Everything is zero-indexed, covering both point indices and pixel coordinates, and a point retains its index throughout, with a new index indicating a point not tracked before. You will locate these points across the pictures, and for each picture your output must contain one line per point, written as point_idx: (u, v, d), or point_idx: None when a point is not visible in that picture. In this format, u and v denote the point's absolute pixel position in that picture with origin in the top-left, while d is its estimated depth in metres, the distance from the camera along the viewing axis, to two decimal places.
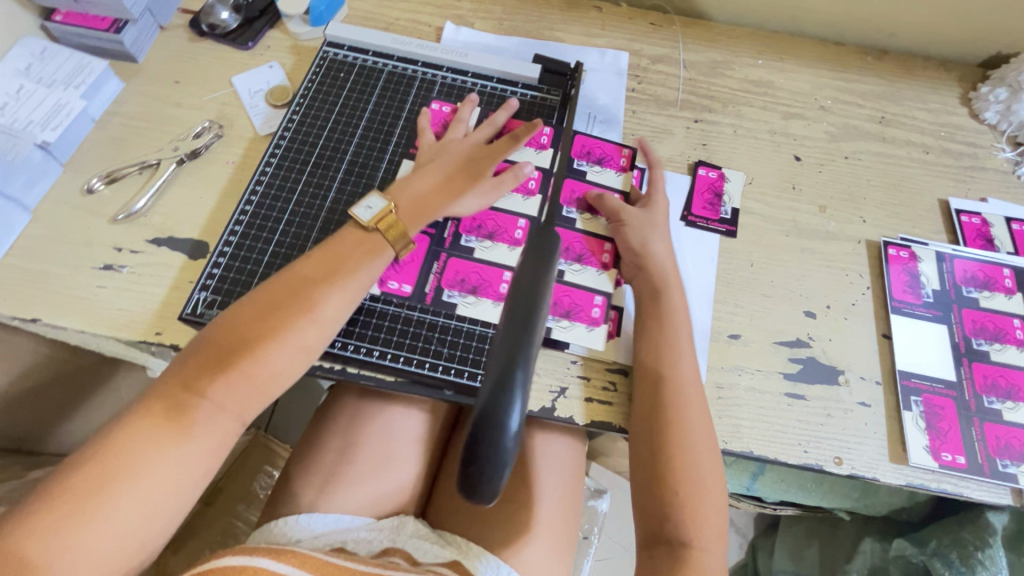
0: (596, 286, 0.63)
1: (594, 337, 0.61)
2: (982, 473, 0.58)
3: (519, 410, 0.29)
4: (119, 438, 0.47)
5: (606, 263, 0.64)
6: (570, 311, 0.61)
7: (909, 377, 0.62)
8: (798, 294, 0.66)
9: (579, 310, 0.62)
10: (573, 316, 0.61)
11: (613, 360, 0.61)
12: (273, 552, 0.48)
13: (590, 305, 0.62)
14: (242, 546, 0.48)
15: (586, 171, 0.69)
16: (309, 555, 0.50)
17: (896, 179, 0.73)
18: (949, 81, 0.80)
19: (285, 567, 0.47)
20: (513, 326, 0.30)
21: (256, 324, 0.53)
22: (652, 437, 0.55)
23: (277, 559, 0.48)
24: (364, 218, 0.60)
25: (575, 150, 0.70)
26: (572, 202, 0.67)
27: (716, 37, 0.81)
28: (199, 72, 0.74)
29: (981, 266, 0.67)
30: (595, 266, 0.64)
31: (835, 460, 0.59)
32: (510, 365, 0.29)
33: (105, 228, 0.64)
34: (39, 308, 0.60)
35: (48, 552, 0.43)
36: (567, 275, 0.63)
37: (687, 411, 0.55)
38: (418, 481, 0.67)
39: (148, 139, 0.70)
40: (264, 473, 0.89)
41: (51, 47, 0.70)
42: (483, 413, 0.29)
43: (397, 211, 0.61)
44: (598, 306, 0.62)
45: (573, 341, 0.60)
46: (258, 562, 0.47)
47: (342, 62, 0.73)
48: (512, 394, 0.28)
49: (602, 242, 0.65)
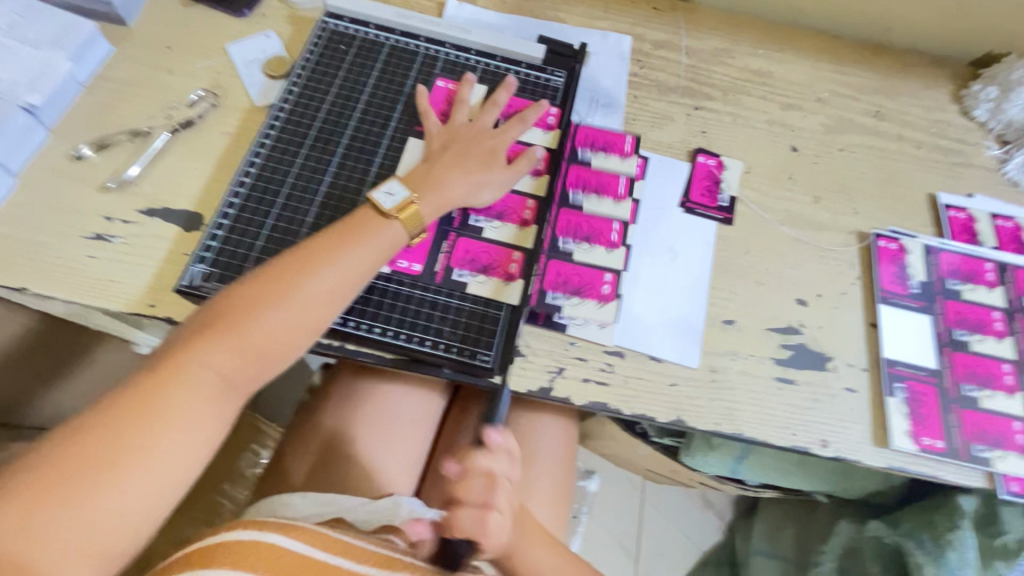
0: (606, 264, 0.64)
1: (605, 313, 0.62)
2: (959, 457, 0.60)
3: None
4: (121, 415, 0.46)
5: (614, 242, 0.65)
6: (579, 289, 0.63)
7: (894, 364, 0.64)
8: (790, 281, 0.67)
9: (588, 288, 0.63)
10: (581, 295, 0.63)
11: (614, 343, 0.62)
12: (284, 527, 0.48)
13: (599, 282, 0.63)
14: (252, 521, 0.48)
15: (591, 161, 0.69)
16: (319, 532, 0.49)
17: (888, 173, 0.75)
18: (942, 78, 0.81)
19: (299, 545, 0.47)
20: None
21: (265, 297, 0.53)
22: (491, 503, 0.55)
23: (287, 535, 0.47)
24: (385, 205, 0.59)
25: (577, 141, 0.70)
26: (579, 184, 0.68)
27: (717, 24, 0.81)
28: (193, 39, 0.72)
29: (965, 260, 0.69)
30: (603, 245, 0.65)
31: (821, 442, 0.61)
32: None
33: (95, 196, 0.63)
34: (27, 277, 0.58)
35: (50, 539, 0.42)
36: (576, 255, 0.64)
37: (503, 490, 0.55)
38: (411, 460, 0.68)
39: (140, 107, 0.68)
40: (250, 451, 0.87)
41: (36, 4, 0.68)
42: None
43: (419, 203, 0.60)
44: (608, 283, 0.63)
45: (584, 318, 0.62)
46: (270, 538, 0.46)
47: (343, 34, 0.72)
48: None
49: (610, 221, 0.66)
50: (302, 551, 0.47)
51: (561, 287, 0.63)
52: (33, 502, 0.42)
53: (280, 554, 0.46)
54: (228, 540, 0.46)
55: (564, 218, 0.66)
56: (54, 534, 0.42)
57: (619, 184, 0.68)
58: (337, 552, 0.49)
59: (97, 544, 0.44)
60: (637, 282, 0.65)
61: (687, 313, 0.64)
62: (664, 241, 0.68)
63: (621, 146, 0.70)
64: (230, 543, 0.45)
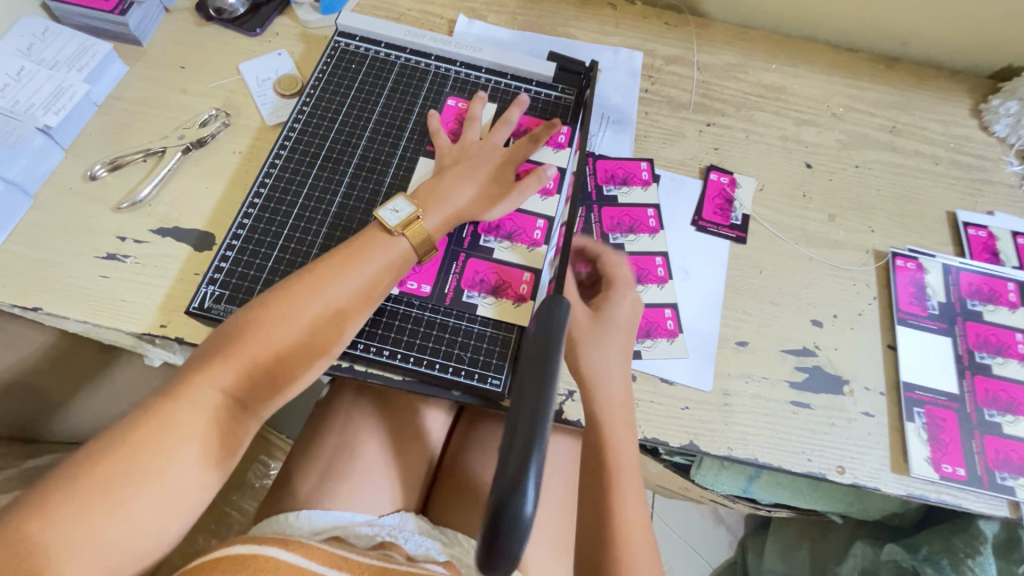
0: (664, 299, 0.64)
1: (678, 348, 0.62)
2: (981, 485, 0.59)
3: (532, 493, 0.29)
4: (134, 437, 0.46)
5: (663, 277, 0.65)
6: (648, 330, 0.63)
7: (913, 389, 0.62)
8: (805, 302, 0.66)
9: (655, 327, 0.63)
10: (652, 335, 0.62)
11: (683, 354, 0.62)
12: (282, 541, 0.48)
13: (662, 319, 0.63)
14: (251, 537, 0.48)
15: (616, 195, 0.69)
16: (317, 546, 0.49)
17: (905, 190, 0.73)
18: (960, 92, 0.80)
19: (297, 556, 0.46)
20: (531, 391, 0.32)
21: (274, 318, 0.52)
22: (592, 489, 0.54)
23: (285, 547, 0.47)
24: (390, 222, 0.59)
25: (599, 176, 0.69)
26: (617, 228, 0.67)
27: (729, 39, 0.80)
28: (205, 59, 0.73)
29: (985, 279, 0.67)
30: (655, 282, 0.65)
31: (838, 469, 0.59)
32: (528, 450, 0.29)
33: (109, 216, 0.63)
34: (41, 297, 0.59)
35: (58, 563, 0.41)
36: None
37: (631, 530, 0.53)
38: (417, 480, 0.67)
39: (153, 126, 0.68)
40: (259, 462, 0.88)
41: (53, 27, 0.68)
42: (502, 495, 0.29)
43: (423, 218, 0.60)
44: (671, 318, 0.63)
45: (660, 358, 0.62)
46: (268, 550, 0.46)
47: (354, 54, 0.72)
48: (526, 481, 0.29)
49: (653, 257, 0.66)
50: (298, 562, 0.46)
51: None
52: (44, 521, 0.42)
53: (277, 565, 0.45)
54: (228, 554, 0.46)
55: None
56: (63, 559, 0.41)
57: (649, 217, 0.68)
58: (334, 565, 0.48)
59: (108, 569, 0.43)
60: (685, 296, 0.65)
61: (701, 333, 0.63)
62: (675, 260, 0.67)
63: (640, 175, 0.70)
64: (229, 557, 0.45)
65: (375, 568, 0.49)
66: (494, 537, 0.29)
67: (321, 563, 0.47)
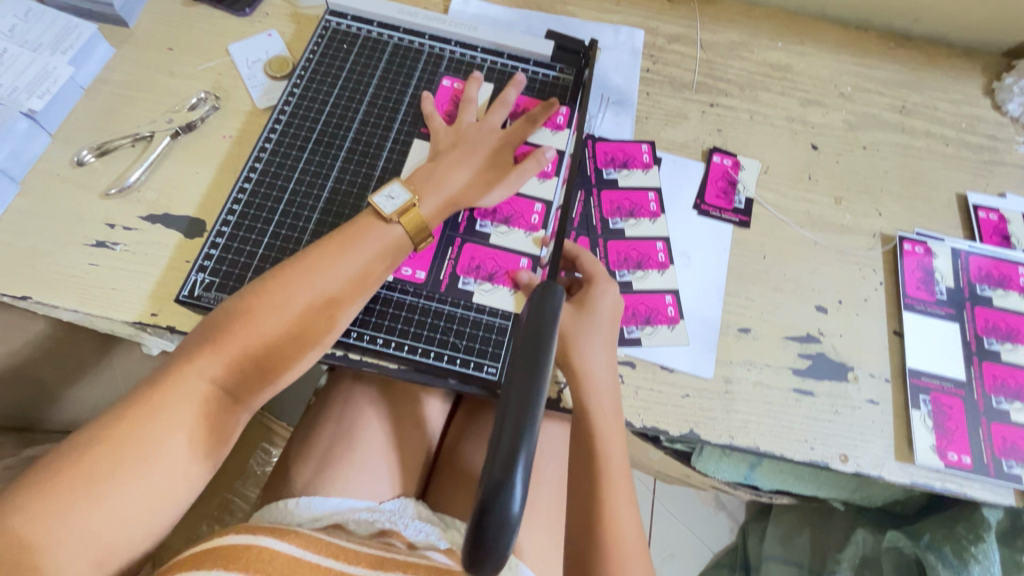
0: (664, 285, 0.63)
1: (678, 336, 0.61)
2: (987, 474, 0.57)
3: (519, 493, 0.27)
4: (118, 428, 0.45)
5: (663, 263, 0.64)
6: (648, 317, 0.61)
7: (918, 376, 0.61)
8: (809, 287, 0.65)
9: (655, 314, 0.61)
10: (652, 321, 0.61)
11: (683, 341, 0.61)
12: (276, 531, 0.47)
13: (663, 305, 0.62)
14: (244, 527, 0.47)
15: (616, 178, 0.67)
16: (313, 536, 0.48)
17: (914, 171, 0.71)
18: (972, 70, 0.77)
19: (290, 546, 0.46)
20: (519, 383, 0.29)
21: (264, 307, 0.51)
22: (586, 485, 0.52)
23: (279, 537, 0.46)
24: (386, 209, 0.57)
25: (599, 159, 0.67)
26: (617, 212, 0.65)
27: (734, 16, 0.78)
28: (193, 40, 0.71)
29: (995, 264, 0.66)
30: (655, 268, 0.63)
31: (841, 457, 0.58)
32: (517, 446, 0.27)
33: (96, 202, 0.62)
34: (30, 286, 0.58)
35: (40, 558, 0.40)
36: (633, 283, 0.63)
37: (621, 523, 0.51)
38: (415, 468, 0.66)
39: (142, 111, 0.67)
40: (262, 450, 0.87)
41: (36, 8, 0.67)
42: (488, 493, 0.27)
43: (420, 205, 0.58)
44: (672, 305, 0.62)
45: (659, 346, 0.60)
46: (262, 541, 0.45)
47: (345, 33, 0.70)
48: (514, 479, 0.27)
49: (654, 242, 0.65)
50: (293, 552, 0.46)
51: (630, 320, 0.61)
52: (24, 515, 0.41)
53: (270, 555, 0.44)
54: (220, 544, 0.45)
55: (612, 250, 0.64)
56: (47, 552, 0.41)
57: (650, 201, 0.66)
58: (330, 554, 0.47)
59: (92, 562, 0.42)
60: (688, 280, 0.64)
61: (703, 320, 0.62)
62: (677, 245, 0.65)
63: (641, 158, 0.68)
64: (222, 548, 0.44)
65: (371, 557, 0.48)
66: (482, 536, 0.27)
67: (316, 553, 0.46)
